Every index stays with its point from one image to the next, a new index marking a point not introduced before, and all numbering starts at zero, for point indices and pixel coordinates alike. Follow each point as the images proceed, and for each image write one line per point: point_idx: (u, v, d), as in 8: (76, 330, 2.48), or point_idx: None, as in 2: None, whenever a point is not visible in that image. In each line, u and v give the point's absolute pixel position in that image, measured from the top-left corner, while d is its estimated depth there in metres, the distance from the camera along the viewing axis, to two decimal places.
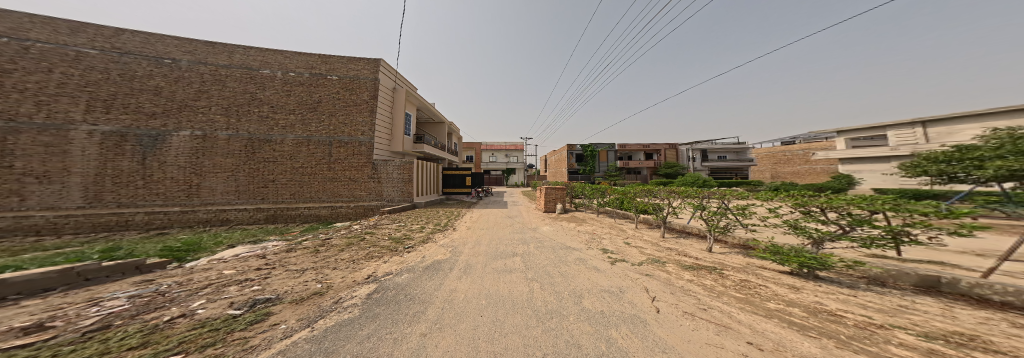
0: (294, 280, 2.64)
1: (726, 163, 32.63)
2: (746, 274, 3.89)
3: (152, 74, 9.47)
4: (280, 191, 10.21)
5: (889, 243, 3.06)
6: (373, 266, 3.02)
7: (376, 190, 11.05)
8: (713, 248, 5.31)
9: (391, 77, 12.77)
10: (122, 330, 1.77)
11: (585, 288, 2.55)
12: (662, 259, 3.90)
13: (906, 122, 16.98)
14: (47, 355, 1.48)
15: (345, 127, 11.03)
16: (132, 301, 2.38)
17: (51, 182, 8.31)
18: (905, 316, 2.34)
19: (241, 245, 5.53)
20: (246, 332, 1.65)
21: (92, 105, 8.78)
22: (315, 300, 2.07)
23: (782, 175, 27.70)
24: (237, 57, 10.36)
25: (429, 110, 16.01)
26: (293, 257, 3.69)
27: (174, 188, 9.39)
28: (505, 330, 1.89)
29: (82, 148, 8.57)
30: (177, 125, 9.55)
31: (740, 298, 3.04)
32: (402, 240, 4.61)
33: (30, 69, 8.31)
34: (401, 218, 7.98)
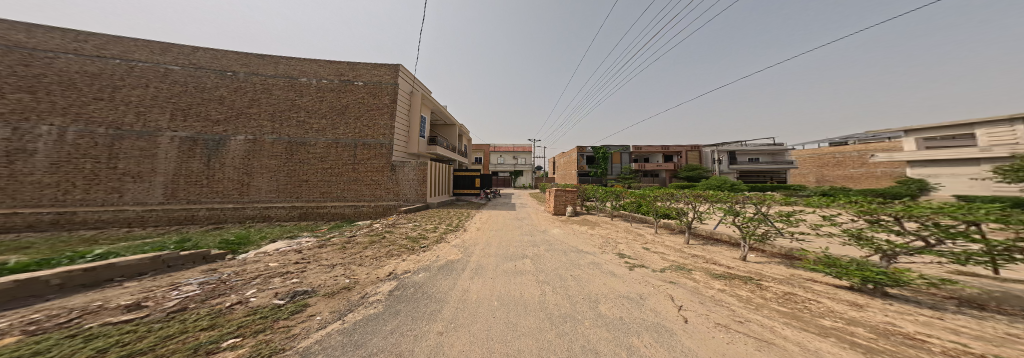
0: (326, 275, 2.83)
1: (759, 166, 30.02)
2: (791, 287, 3.48)
3: (217, 85, 10.94)
4: (312, 190, 11.15)
5: (990, 258, 2.44)
6: (393, 264, 3.13)
7: (394, 191, 11.61)
8: (748, 257, 4.86)
9: (409, 82, 13.57)
10: (195, 313, 2.00)
11: (602, 293, 2.44)
12: (687, 266, 3.64)
13: (1003, 119, 14.58)
14: (141, 331, 1.70)
15: (368, 130, 11.87)
16: (201, 287, 2.69)
17: (142, 180, 9.91)
18: (1018, 348, 1.92)
19: (280, 240, 6.03)
20: (287, 321, 1.79)
21: (174, 115, 10.41)
22: (344, 295, 2.20)
23: (829, 179, 25.20)
24: (281, 67, 11.72)
25: (441, 113, 16.76)
26: (324, 253, 3.95)
27: (228, 187, 10.54)
28: (519, 332, 1.87)
29: (165, 151, 10.17)
30: (234, 131, 10.84)
31: (784, 312, 2.72)
32: (418, 240, 4.76)
33: (132, 84, 10.11)
34: (415, 218, 8.24)
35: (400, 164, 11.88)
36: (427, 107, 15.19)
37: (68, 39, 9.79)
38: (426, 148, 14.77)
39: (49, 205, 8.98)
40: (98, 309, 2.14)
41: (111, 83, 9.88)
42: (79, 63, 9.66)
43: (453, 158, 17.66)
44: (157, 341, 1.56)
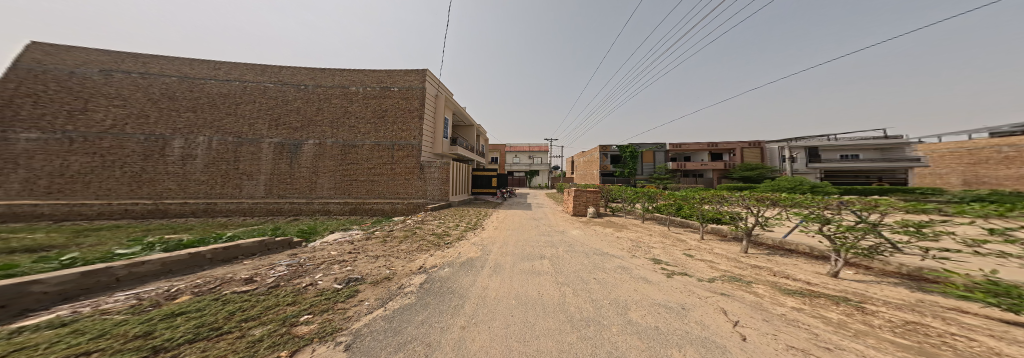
0: (371, 265, 3.22)
1: (856, 164, 23.90)
2: (911, 314, 2.63)
3: (296, 97, 13.41)
4: (360, 188, 12.83)
5: None
6: (422, 259, 3.39)
7: (421, 189, 12.69)
8: (839, 273, 3.86)
9: (434, 85, 14.70)
10: (284, 289, 2.47)
11: (632, 300, 2.27)
12: (740, 275, 3.09)
13: None
14: (253, 300, 2.19)
15: (402, 133, 13.25)
16: (288, 268, 3.33)
17: (252, 178, 12.66)
18: None
19: (337, 231, 7.12)
20: (341, 305, 2.11)
21: (271, 124, 13.06)
22: (386, 284, 2.48)
23: (988, 181, 18.19)
24: (337, 78, 13.78)
25: (461, 114, 17.73)
26: (369, 245, 4.49)
27: (303, 184, 12.85)
28: (537, 332, 1.86)
29: (265, 154, 12.86)
30: (306, 137, 13.13)
31: (898, 344, 2.07)
32: (443, 236, 5.08)
33: (247, 101, 13.07)
34: (438, 216, 8.77)
35: (426, 165, 12.97)
36: (450, 109, 16.23)
37: (212, 70, 13.13)
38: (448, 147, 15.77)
39: (202, 196, 12.25)
40: (228, 279, 2.84)
41: (230, 100, 12.94)
42: (219, 86, 12.93)
43: (472, 157, 18.45)
44: (261, 310, 2.02)
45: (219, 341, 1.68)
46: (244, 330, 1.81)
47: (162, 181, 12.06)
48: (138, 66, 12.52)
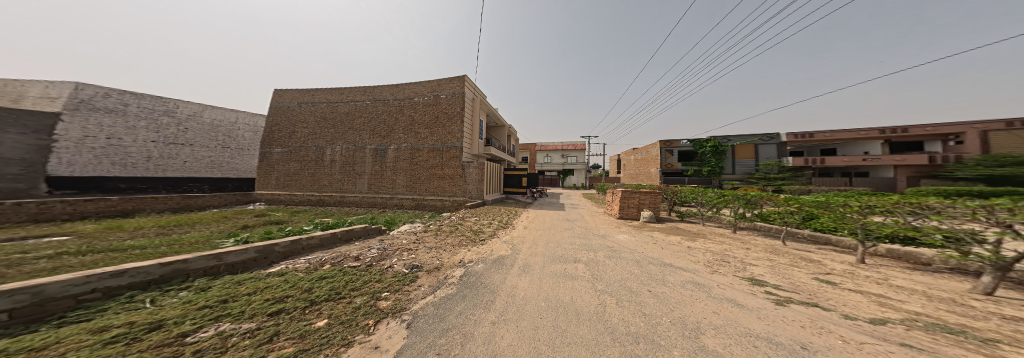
0: (428, 254, 3.69)
1: None
2: None
3: (384, 109, 14.95)
4: (428, 183, 13.58)
5: None
6: (463, 253, 3.69)
7: (461, 188, 12.90)
8: None
9: (472, 90, 14.35)
10: (374, 268, 3.25)
11: (700, 320, 1.79)
12: (952, 323, 1.77)
13: None
14: (358, 274, 3.04)
15: (448, 136, 13.44)
16: (378, 248, 4.19)
17: (367, 179, 14.60)
18: None
19: (408, 222, 8.10)
20: (404, 289, 2.61)
21: (371, 133, 14.93)
22: (436, 275, 2.88)
23: None
24: (404, 90, 14.90)
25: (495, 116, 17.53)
26: (425, 236, 4.99)
27: (395, 183, 14.08)
28: (567, 338, 1.72)
29: (371, 158, 14.71)
30: (392, 142, 14.42)
31: None
32: (479, 232, 5.28)
33: (361, 117, 15.30)
34: (472, 214, 8.91)
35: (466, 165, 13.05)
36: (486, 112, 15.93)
37: (340, 95, 16.12)
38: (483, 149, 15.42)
39: (340, 190, 14.99)
40: (343, 255, 3.85)
41: (339, 119, 15.63)
42: (349, 107, 15.69)
43: (504, 158, 18.08)
44: (362, 283, 2.80)
45: (334, 306, 2.40)
46: (349, 300, 2.51)
47: (320, 179, 15.53)
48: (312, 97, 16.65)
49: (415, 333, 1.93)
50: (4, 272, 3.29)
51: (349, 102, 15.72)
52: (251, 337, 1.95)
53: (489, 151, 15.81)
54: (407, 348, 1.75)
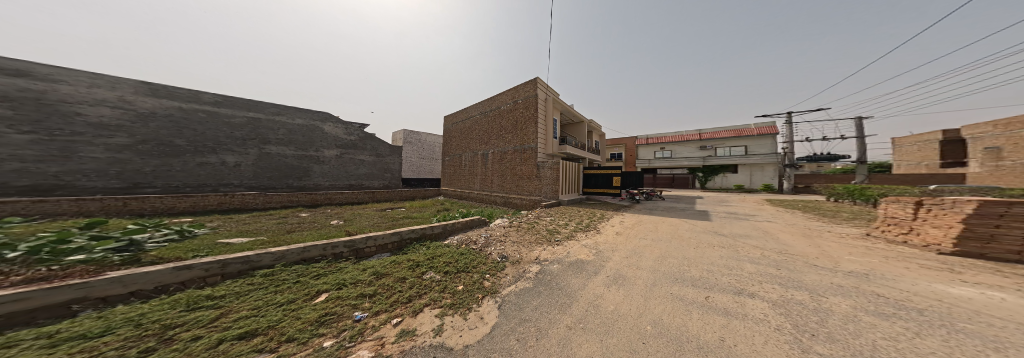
0: (513, 247, 3.66)
1: None
2: None
3: (491, 118, 14.21)
4: (523, 186, 11.88)
5: None
6: (535, 251, 3.49)
7: (537, 188, 11.13)
8: None
9: (545, 89, 12.15)
10: (470, 250, 3.60)
11: None
12: None
13: None
14: (469, 253, 3.48)
15: (523, 138, 11.97)
16: (490, 232, 4.64)
17: (507, 179, 12.87)
18: None
19: (500, 216, 8.51)
20: (496, 275, 2.72)
21: (493, 138, 13.91)
22: (517, 267, 2.87)
23: None
24: (486, 104, 14.79)
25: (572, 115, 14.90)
26: (506, 229, 4.89)
27: (523, 183, 11.86)
28: None
29: (505, 158, 12.99)
30: (507, 145, 12.95)
31: None
32: (554, 232, 4.72)
33: (482, 126, 14.98)
34: (556, 213, 8.23)
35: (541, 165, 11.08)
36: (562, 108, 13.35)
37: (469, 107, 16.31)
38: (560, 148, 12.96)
39: (481, 191, 14.50)
40: (467, 237, 4.33)
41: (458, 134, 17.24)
42: (469, 120, 16.01)
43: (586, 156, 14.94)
44: (473, 262, 3.05)
45: (465, 277, 2.57)
46: (470, 274, 2.67)
47: (477, 179, 15.23)
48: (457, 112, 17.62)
49: (503, 312, 1.93)
50: (383, 224, 7.55)
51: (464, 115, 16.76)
52: (437, 285, 2.42)
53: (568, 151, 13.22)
54: (498, 325, 1.79)
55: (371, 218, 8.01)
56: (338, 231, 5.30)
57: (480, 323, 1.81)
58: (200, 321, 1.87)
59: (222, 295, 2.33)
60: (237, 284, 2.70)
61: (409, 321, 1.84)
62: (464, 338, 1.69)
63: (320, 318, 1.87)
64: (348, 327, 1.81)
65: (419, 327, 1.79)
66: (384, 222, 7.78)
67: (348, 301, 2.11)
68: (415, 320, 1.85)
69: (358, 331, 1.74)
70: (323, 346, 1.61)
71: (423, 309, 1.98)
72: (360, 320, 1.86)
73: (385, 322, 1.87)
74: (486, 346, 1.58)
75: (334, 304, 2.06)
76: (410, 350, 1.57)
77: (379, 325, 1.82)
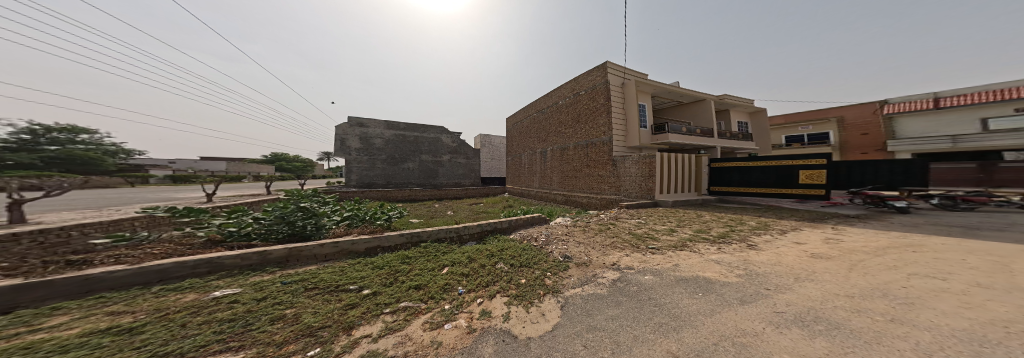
0: (582, 247, 3.02)
1: None
2: None
3: (555, 113, 14.21)
4: (592, 183, 11.42)
5: None
6: (618, 256, 3.02)
7: (617, 184, 10.18)
8: None
9: (620, 73, 11.09)
10: (526, 245, 3.38)
11: None
12: None
13: None
14: (528, 247, 3.29)
15: (593, 131, 11.48)
16: (550, 232, 3.99)
17: (571, 176, 12.69)
18: None
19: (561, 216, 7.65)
20: (559, 274, 2.42)
21: (559, 134, 13.79)
22: (587, 272, 2.54)
23: None
24: (547, 100, 15.13)
25: (660, 95, 13.11)
26: (574, 230, 4.22)
27: (595, 181, 11.30)
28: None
29: (572, 156, 12.75)
30: (575, 139, 12.53)
31: None
32: (645, 239, 3.87)
33: (544, 122, 15.21)
34: (662, 217, 6.45)
35: (624, 158, 9.90)
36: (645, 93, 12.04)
37: (533, 106, 16.58)
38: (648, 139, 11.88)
39: (542, 187, 15.09)
40: (529, 232, 4.09)
41: (519, 135, 18.52)
42: (531, 120, 16.77)
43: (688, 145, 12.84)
44: (530, 259, 2.79)
45: (527, 272, 2.49)
46: (530, 269, 2.55)
47: (538, 175, 15.71)
48: (519, 113, 18.38)
49: (565, 313, 1.98)
50: (454, 214, 8.99)
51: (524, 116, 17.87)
52: (499, 280, 2.43)
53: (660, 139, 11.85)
54: (560, 326, 1.83)
55: (466, 211, 9.39)
56: (443, 222, 6.64)
57: (542, 320, 1.88)
58: (405, 271, 2.97)
59: (410, 256, 3.57)
60: (406, 252, 3.74)
61: (486, 303, 2.09)
62: (526, 330, 1.79)
63: (441, 287, 2.37)
64: (452, 298, 2.21)
65: (493, 310, 1.99)
66: (472, 214, 8.60)
67: (450, 278, 2.59)
68: (490, 304, 2.07)
69: (457, 303, 2.10)
70: (441, 307, 2.08)
71: (494, 295, 2.19)
72: (460, 294, 2.23)
73: (472, 300, 2.17)
74: (549, 342, 1.65)
75: (443, 278, 2.58)
76: (487, 327, 1.81)
77: (467, 302, 2.12)
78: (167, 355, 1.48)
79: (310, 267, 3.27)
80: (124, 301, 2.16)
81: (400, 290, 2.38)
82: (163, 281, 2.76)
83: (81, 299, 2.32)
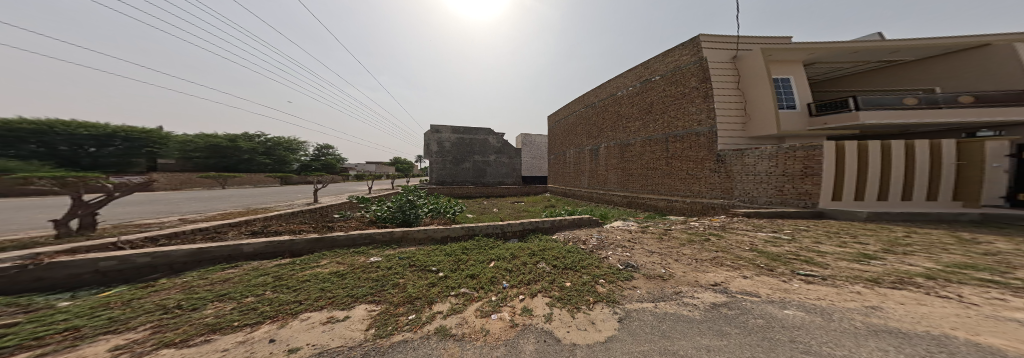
0: (645, 255, 2.66)
1: None
2: None
3: (614, 104, 12.55)
4: (675, 184, 9.28)
5: None
6: (722, 274, 2.13)
7: (723, 185, 7.86)
8: None
9: (723, 46, 8.69)
10: (583, 251, 3.13)
11: None
12: None
13: None
14: (576, 251, 3.14)
15: (678, 120, 9.36)
16: (602, 240, 3.66)
17: (640, 175, 10.82)
18: None
19: (622, 220, 6.45)
20: (614, 283, 2.06)
21: (620, 128, 12.10)
22: (663, 283, 2.01)
23: None
24: (602, 91, 13.54)
25: (821, 59, 8.90)
26: (643, 237, 3.90)
27: (680, 180, 9.13)
28: None
29: (641, 153, 10.86)
30: (647, 132, 10.61)
31: None
32: (779, 257, 2.58)
33: (598, 116, 13.72)
34: (834, 234, 3.97)
35: (746, 152, 7.44)
36: (786, 64, 8.63)
37: (581, 100, 15.43)
38: (799, 125, 8.33)
39: (595, 188, 13.74)
40: (573, 236, 4.13)
41: (560, 131, 17.65)
42: (577, 116, 15.60)
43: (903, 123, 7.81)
44: (578, 263, 2.60)
45: (571, 275, 2.33)
46: (576, 273, 2.37)
47: (588, 173, 14.53)
48: (564, 109, 17.32)
49: (624, 327, 1.62)
50: (502, 210, 9.47)
51: (569, 112, 16.80)
52: (544, 280, 2.35)
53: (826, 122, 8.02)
54: (614, 340, 1.50)
55: (509, 209, 9.56)
56: (492, 217, 7.24)
57: (593, 331, 1.60)
58: (477, 261, 3.19)
59: (467, 248, 3.81)
60: (463, 244, 4.05)
61: (528, 301, 2.03)
62: (572, 335, 1.60)
63: (488, 280, 2.55)
64: (497, 291, 2.33)
65: (535, 309, 1.90)
66: (516, 212, 8.71)
67: (496, 272, 2.74)
68: (532, 302, 2.00)
69: (502, 296, 2.17)
70: (489, 298, 2.22)
71: (537, 294, 2.10)
72: (504, 288, 2.31)
73: (515, 296, 2.18)
74: (599, 352, 1.40)
75: (490, 272, 2.76)
76: (528, 324, 1.76)
77: (509, 297, 2.15)
78: (353, 295, 2.53)
79: (412, 248, 3.95)
80: (341, 255, 3.59)
81: (461, 278, 2.71)
82: (357, 245, 3.96)
83: (332, 251, 3.73)
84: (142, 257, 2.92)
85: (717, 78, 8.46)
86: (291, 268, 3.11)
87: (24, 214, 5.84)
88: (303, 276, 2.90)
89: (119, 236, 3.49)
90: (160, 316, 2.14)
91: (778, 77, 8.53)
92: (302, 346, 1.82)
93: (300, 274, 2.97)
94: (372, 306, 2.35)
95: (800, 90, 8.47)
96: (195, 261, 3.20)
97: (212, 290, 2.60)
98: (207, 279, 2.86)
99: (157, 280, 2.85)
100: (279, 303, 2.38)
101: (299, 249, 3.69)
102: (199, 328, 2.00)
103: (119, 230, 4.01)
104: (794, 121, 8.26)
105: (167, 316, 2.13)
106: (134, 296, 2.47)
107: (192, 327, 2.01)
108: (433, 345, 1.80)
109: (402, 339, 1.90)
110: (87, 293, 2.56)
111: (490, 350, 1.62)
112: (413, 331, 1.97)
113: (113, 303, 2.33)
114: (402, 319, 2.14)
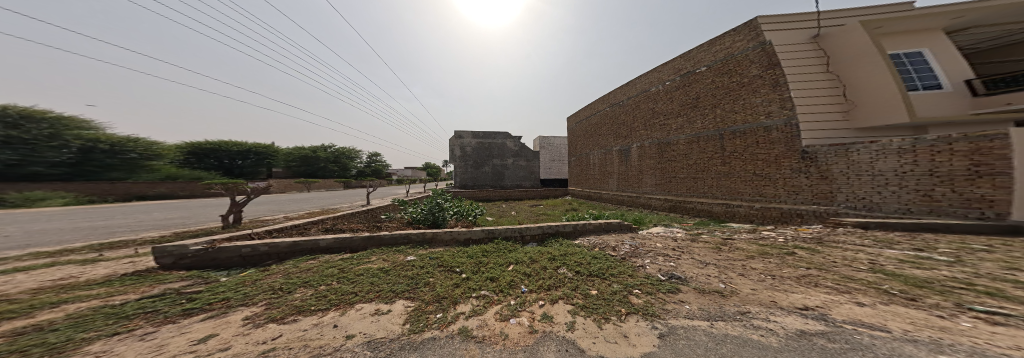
0: (698, 270, 2.40)
1: None
2: None
3: (648, 101, 11.42)
4: (737, 186, 7.79)
5: None
6: (807, 296, 1.70)
7: (817, 188, 6.19)
8: None
9: (798, 25, 7.26)
10: (615, 259, 2.88)
11: None
12: None
13: None
14: (602, 257, 2.97)
15: (737, 114, 7.94)
16: (635, 248, 3.32)
17: (686, 177, 9.39)
18: None
19: (661, 226, 5.59)
20: (653, 296, 1.80)
21: (657, 126, 10.86)
22: (724, 302, 1.66)
23: None
24: (633, 88, 12.49)
25: (980, 22, 6.45)
26: (694, 247, 3.44)
27: (744, 181, 7.64)
28: None
29: (687, 153, 9.44)
30: (694, 128, 9.26)
31: None
32: (922, 285, 1.89)
33: (628, 115, 12.61)
34: None
35: (852, 147, 5.70)
36: (912, 36, 6.59)
37: (607, 99, 14.51)
38: (952, 109, 5.99)
39: (625, 192, 12.44)
40: (599, 242, 3.82)
41: (583, 134, 16.74)
42: (604, 115, 14.60)
43: None
44: (607, 273, 2.39)
45: (598, 283, 2.16)
46: (604, 282, 2.20)
47: (616, 175, 13.33)
48: (587, 110, 16.42)
49: (666, 345, 1.32)
50: (523, 213, 9.30)
51: (592, 112, 15.91)
52: (567, 286, 2.20)
53: (1010, 101, 5.71)
54: (652, 356, 1.25)
55: (528, 212, 9.30)
56: (512, 220, 7.20)
57: (625, 345, 1.36)
58: (498, 263, 3.17)
59: (487, 250, 3.81)
60: (484, 246, 4.07)
61: (548, 307, 1.90)
62: (598, 347, 1.39)
63: (507, 283, 2.49)
64: (515, 295, 2.25)
65: (556, 316, 1.76)
66: (536, 214, 8.45)
67: (515, 276, 2.67)
68: (553, 309, 1.86)
69: (520, 300, 2.07)
70: (508, 302, 2.15)
71: (558, 300, 1.96)
72: (523, 293, 2.21)
73: (534, 301, 2.06)
74: None
75: (509, 275, 2.70)
76: (548, 331, 1.62)
77: (529, 301, 2.04)
78: (396, 289, 2.80)
79: (441, 249, 4.20)
80: (385, 252, 4.07)
81: (481, 280, 2.72)
82: (398, 243, 4.46)
83: (380, 248, 4.29)
84: (263, 246, 3.91)
85: (797, 62, 7.00)
86: (350, 262, 3.67)
87: (203, 211, 8.61)
88: (359, 270, 3.38)
89: (251, 230, 4.76)
90: (270, 295, 2.77)
91: (902, 52, 6.51)
92: (357, 333, 2.04)
93: (356, 268, 3.46)
94: (409, 302, 2.53)
95: (944, 65, 6.26)
96: (291, 251, 4.07)
97: (301, 277, 3.25)
98: (298, 267, 3.60)
99: (269, 265, 3.74)
100: (342, 293, 2.79)
101: (357, 246, 4.34)
102: (291, 308, 2.49)
103: (251, 225, 5.49)
104: (942, 104, 6.00)
105: (274, 296, 2.74)
106: (257, 277, 3.28)
107: (287, 307, 2.51)
108: (457, 345, 1.77)
109: (431, 336, 1.93)
110: (235, 272, 3.54)
111: (508, 354, 1.52)
112: (441, 328, 2.01)
113: (247, 281, 3.14)
114: (432, 317, 2.21)
